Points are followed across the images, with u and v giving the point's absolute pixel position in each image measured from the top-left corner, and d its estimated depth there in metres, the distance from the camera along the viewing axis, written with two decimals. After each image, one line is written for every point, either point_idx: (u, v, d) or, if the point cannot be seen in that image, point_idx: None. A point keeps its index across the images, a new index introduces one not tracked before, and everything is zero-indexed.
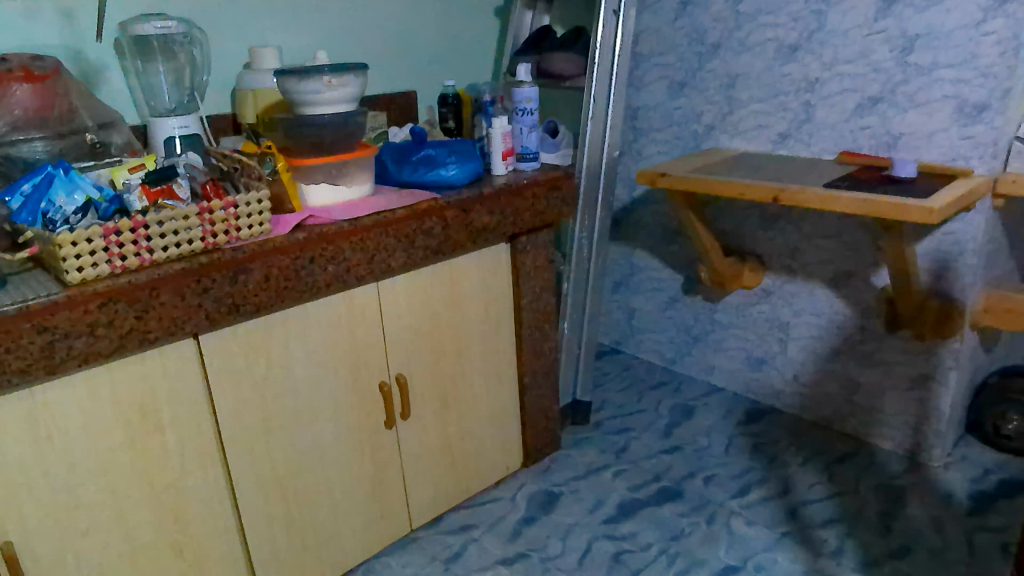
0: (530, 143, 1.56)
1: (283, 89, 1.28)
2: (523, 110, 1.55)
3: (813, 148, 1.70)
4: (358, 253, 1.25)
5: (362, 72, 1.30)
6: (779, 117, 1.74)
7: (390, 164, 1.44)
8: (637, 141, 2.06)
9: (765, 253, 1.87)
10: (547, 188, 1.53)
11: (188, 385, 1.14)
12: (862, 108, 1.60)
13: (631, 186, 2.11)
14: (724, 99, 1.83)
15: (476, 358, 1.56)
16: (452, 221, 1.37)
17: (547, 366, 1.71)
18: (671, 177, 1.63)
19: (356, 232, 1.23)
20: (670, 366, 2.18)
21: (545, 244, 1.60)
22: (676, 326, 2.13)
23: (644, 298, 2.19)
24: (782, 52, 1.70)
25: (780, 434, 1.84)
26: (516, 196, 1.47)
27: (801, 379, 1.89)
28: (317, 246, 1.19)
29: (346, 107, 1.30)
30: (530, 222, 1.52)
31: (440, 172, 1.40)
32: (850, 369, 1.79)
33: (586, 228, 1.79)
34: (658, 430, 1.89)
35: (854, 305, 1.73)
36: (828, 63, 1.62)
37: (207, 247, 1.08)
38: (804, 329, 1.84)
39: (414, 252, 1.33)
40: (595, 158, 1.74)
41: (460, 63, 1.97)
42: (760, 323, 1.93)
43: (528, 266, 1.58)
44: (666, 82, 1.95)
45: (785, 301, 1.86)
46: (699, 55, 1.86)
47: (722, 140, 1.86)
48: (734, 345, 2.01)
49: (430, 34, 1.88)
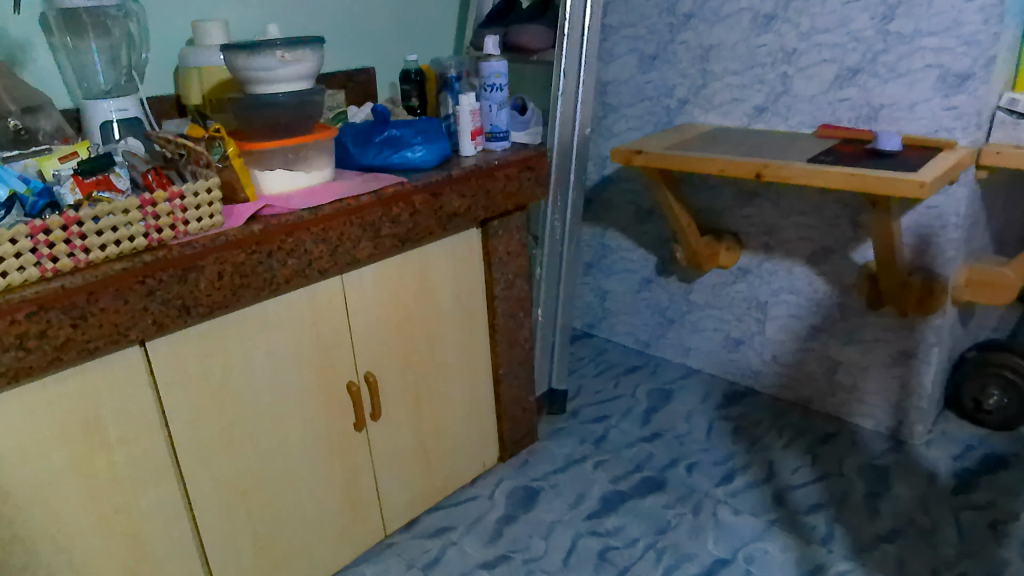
0: (500, 122, 1.46)
1: (232, 66, 1.15)
2: (491, 86, 1.44)
3: (790, 122, 1.64)
4: (319, 244, 1.15)
5: (318, 45, 1.18)
6: (755, 89, 1.68)
7: (351, 146, 1.33)
8: (607, 118, 1.98)
9: (741, 231, 1.81)
10: (519, 168, 1.44)
11: (137, 397, 1.03)
12: (841, 79, 1.54)
13: (602, 165, 2.03)
14: (698, 72, 1.76)
15: (449, 351, 1.47)
16: (421, 206, 1.28)
17: (522, 355, 1.64)
18: (648, 154, 1.55)
19: (319, 222, 1.14)
20: (645, 348, 2.13)
21: (518, 228, 1.52)
22: (651, 307, 2.07)
23: (616, 280, 2.12)
24: (757, 22, 1.63)
25: (761, 416, 1.80)
26: (488, 178, 1.38)
27: (779, 360, 1.85)
28: (274, 240, 1.09)
29: (302, 85, 1.18)
30: (502, 205, 1.43)
31: (406, 154, 1.31)
32: (829, 348, 1.75)
33: (559, 210, 1.72)
34: (636, 416, 1.83)
35: (833, 283, 1.69)
36: (806, 32, 1.56)
37: (152, 243, 0.98)
38: (782, 308, 1.80)
39: (381, 242, 1.24)
40: (567, 135, 1.67)
41: (419, 38, 1.86)
42: (737, 302, 1.88)
43: (500, 251, 1.50)
44: (637, 55, 1.86)
45: (763, 280, 1.81)
46: (671, 27, 1.78)
47: (696, 114, 1.79)
48: (711, 326, 1.96)
49: (387, 7, 1.77)
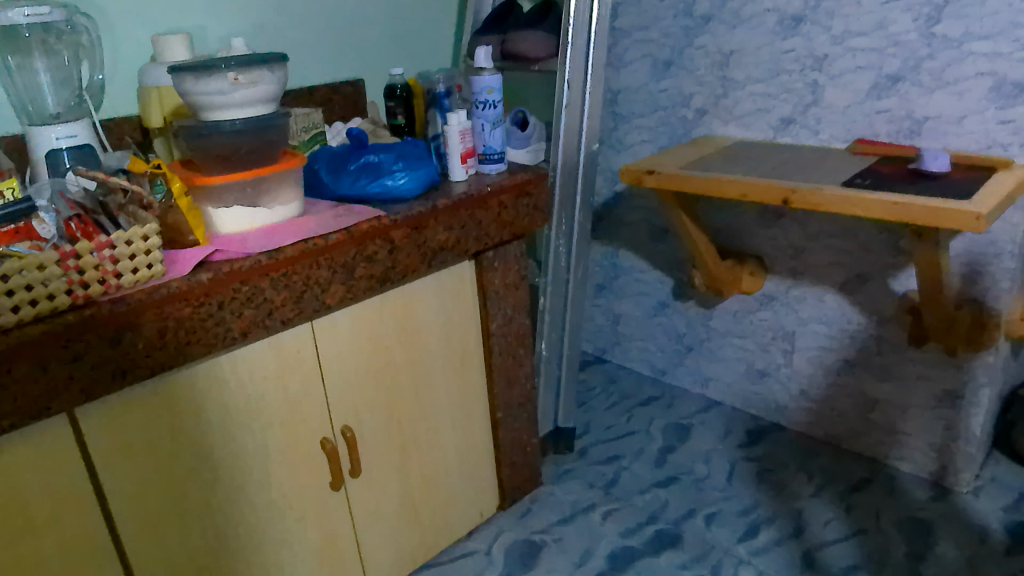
0: (494, 142, 1.30)
1: (180, 91, 1.02)
2: (483, 102, 1.29)
3: (821, 135, 1.47)
4: (281, 291, 1.01)
5: (279, 63, 1.05)
6: (780, 99, 1.51)
7: (324, 174, 1.19)
8: (617, 129, 1.81)
9: (765, 253, 1.64)
10: (515, 193, 1.29)
11: (68, 473, 0.91)
12: (879, 88, 1.37)
13: (613, 180, 1.87)
14: (717, 80, 1.59)
15: (439, 397, 1.33)
16: (401, 241, 1.13)
17: (523, 396, 1.49)
18: (660, 174, 1.39)
19: (278, 267, 1.00)
20: (661, 376, 1.97)
21: (516, 259, 1.37)
22: (667, 333, 1.91)
23: (629, 303, 1.96)
24: (784, 24, 1.46)
25: (787, 457, 1.64)
26: (479, 206, 1.24)
27: (808, 395, 1.69)
28: (225, 289, 0.96)
29: (262, 109, 1.05)
30: (496, 235, 1.29)
31: (386, 182, 1.16)
32: (864, 384, 1.58)
33: (564, 235, 1.55)
34: (650, 456, 1.68)
35: (869, 313, 1.52)
36: (838, 36, 1.39)
37: (78, 301, 0.85)
38: (811, 339, 1.63)
39: (353, 284, 1.10)
40: (571, 153, 1.52)
41: (411, 46, 1.72)
42: (761, 331, 1.71)
43: (496, 284, 1.35)
44: (650, 60, 1.70)
45: (790, 308, 1.64)
46: (686, 30, 1.61)
47: (715, 126, 1.63)
48: (732, 355, 1.79)
49: (373, 14, 1.63)
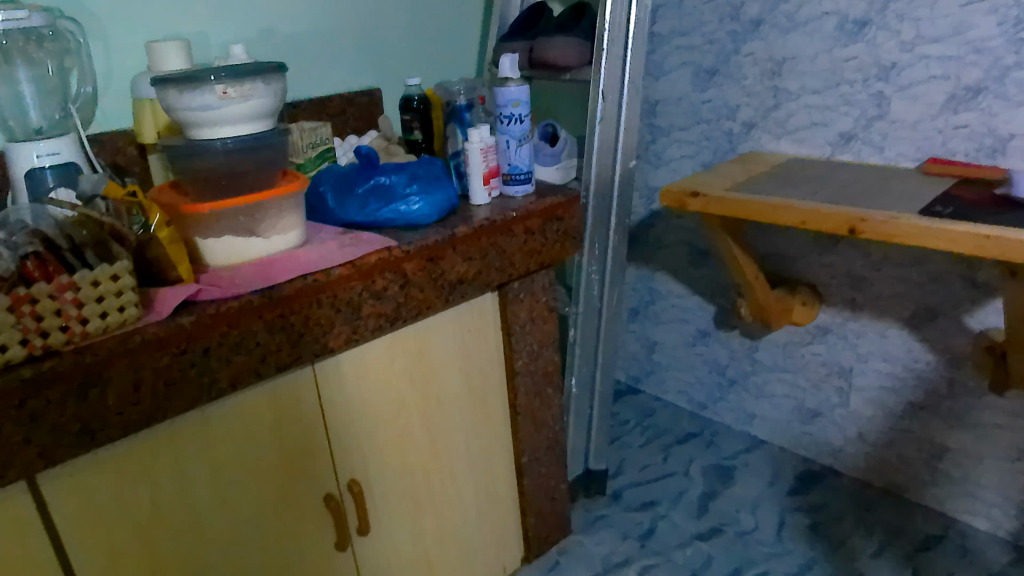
0: (521, 160, 1.16)
1: (165, 106, 0.91)
2: (508, 117, 1.15)
3: (886, 153, 1.32)
4: (276, 334, 0.89)
5: (275, 75, 0.93)
6: (840, 113, 1.36)
7: (329, 198, 1.07)
8: (654, 143, 1.66)
9: (820, 281, 1.49)
10: (543, 218, 1.16)
11: (27, 548, 0.79)
12: (957, 101, 1.22)
13: (649, 198, 1.72)
14: (767, 90, 1.44)
15: (458, 444, 1.20)
16: (414, 275, 1.01)
17: (550, 438, 1.35)
18: (706, 198, 1.25)
19: (273, 307, 0.87)
20: (700, 411, 1.82)
21: (544, 289, 1.24)
22: (707, 365, 1.76)
23: (665, 330, 1.81)
24: (845, 28, 1.31)
25: (844, 508, 1.48)
26: (503, 233, 1.10)
27: (866, 438, 1.53)
28: (211, 336, 0.83)
29: (256, 127, 0.94)
30: (522, 265, 1.15)
31: (398, 207, 1.04)
32: (932, 429, 1.42)
33: (598, 261, 1.42)
34: (690, 503, 1.53)
35: (940, 352, 1.37)
36: (909, 42, 1.24)
37: (36, 352, 0.73)
38: (871, 378, 1.48)
39: (360, 323, 0.97)
40: (606, 171, 1.38)
41: (430, 54, 1.60)
42: (813, 366, 1.56)
43: (522, 318, 1.22)
44: (692, 68, 1.55)
45: (847, 343, 1.49)
46: (733, 35, 1.46)
47: (764, 141, 1.48)
48: (781, 392, 1.64)
49: (389, 19, 1.51)
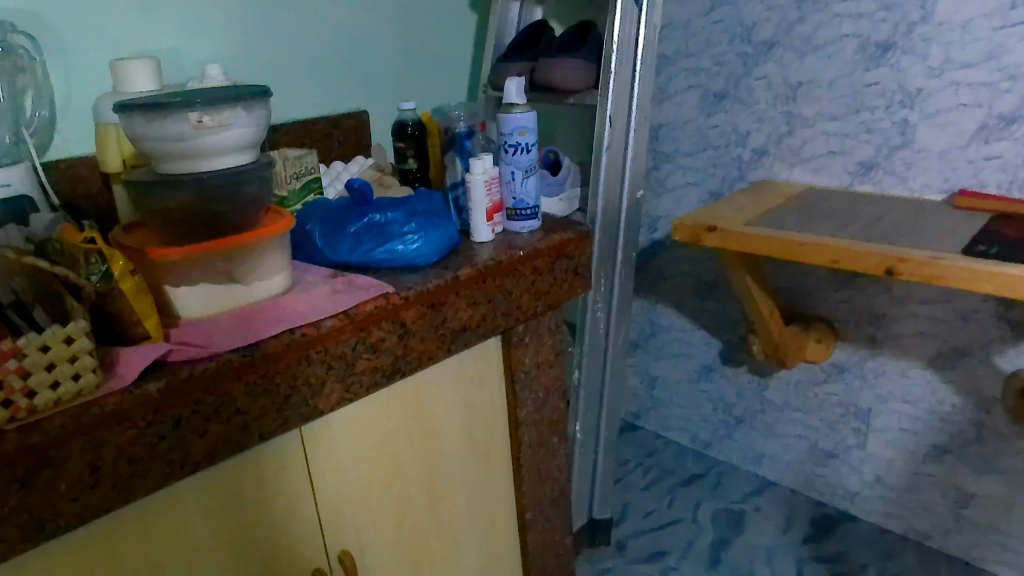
0: (527, 193, 1.06)
1: (131, 135, 0.80)
2: (514, 146, 1.05)
3: (910, 183, 1.25)
4: (259, 398, 0.77)
5: (258, 101, 0.82)
6: (860, 140, 1.28)
7: (317, 236, 0.95)
8: (658, 169, 1.58)
9: (836, 317, 1.41)
10: (552, 256, 1.06)
11: None
12: (989, 130, 1.15)
13: (652, 226, 1.63)
14: (781, 115, 1.36)
15: (457, 503, 1.09)
16: (413, 323, 0.90)
17: (555, 491, 1.24)
18: (724, 232, 1.16)
19: (255, 367, 0.76)
20: (704, 450, 1.72)
21: (550, 331, 1.13)
22: (712, 402, 1.67)
23: (667, 365, 1.72)
24: (867, 52, 1.23)
25: (865, 558, 1.39)
26: (510, 274, 1.00)
27: (885, 482, 1.45)
28: (184, 404, 0.71)
29: (235, 159, 0.83)
30: (530, 308, 1.05)
31: (395, 247, 0.93)
32: (957, 475, 1.34)
33: (603, 297, 1.32)
34: (701, 553, 1.43)
35: (967, 393, 1.29)
36: (937, 67, 1.17)
37: None
38: (891, 420, 1.40)
39: (353, 381, 0.85)
40: (613, 202, 1.29)
41: (420, 74, 1.50)
42: (828, 407, 1.48)
43: (527, 364, 1.11)
44: (698, 92, 1.46)
45: (865, 382, 1.41)
46: (744, 58, 1.38)
47: (777, 169, 1.40)
48: (792, 432, 1.55)
49: (378, 37, 1.41)
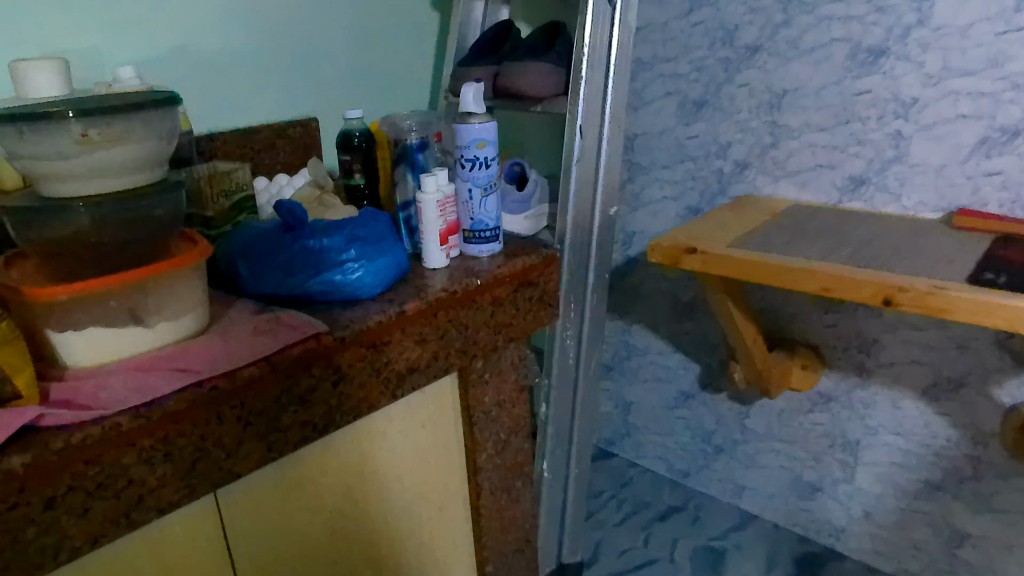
0: (487, 214, 0.95)
1: (6, 153, 0.66)
2: (472, 160, 0.93)
3: (904, 201, 1.15)
4: (159, 465, 0.65)
5: (162, 104, 0.69)
6: (850, 154, 1.18)
7: (244, 266, 0.84)
8: (633, 182, 1.47)
9: (822, 343, 1.31)
10: (514, 284, 0.95)
11: None
12: (990, 144, 1.05)
13: (627, 242, 1.52)
14: (764, 126, 1.26)
15: (407, 560, 0.97)
16: (350, 368, 0.78)
17: (519, 538, 1.13)
18: (705, 254, 1.05)
19: (152, 431, 0.64)
20: (682, 480, 1.62)
21: (513, 366, 1.02)
22: (690, 430, 1.57)
23: (643, 390, 1.61)
24: (858, 58, 1.13)
25: None
26: (465, 306, 0.88)
27: (874, 518, 1.35)
28: (60, 479, 0.59)
29: (139, 176, 0.70)
30: (489, 342, 0.94)
31: (331, 277, 0.81)
32: (951, 513, 1.25)
33: (574, 324, 1.20)
34: None
35: (963, 426, 1.19)
36: (934, 75, 1.07)
37: None
38: (881, 453, 1.30)
39: (278, 437, 0.74)
40: (584, 220, 1.18)
41: (375, 77, 1.38)
42: (814, 437, 1.38)
43: (488, 403, 1.00)
44: (676, 99, 1.35)
45: (854, 413, 1.31)
46: (725, 63, 1.27)
47: (760, 183, 1.30)
48: (775, 463, 1.45)
49: (326, 38, 1.29)
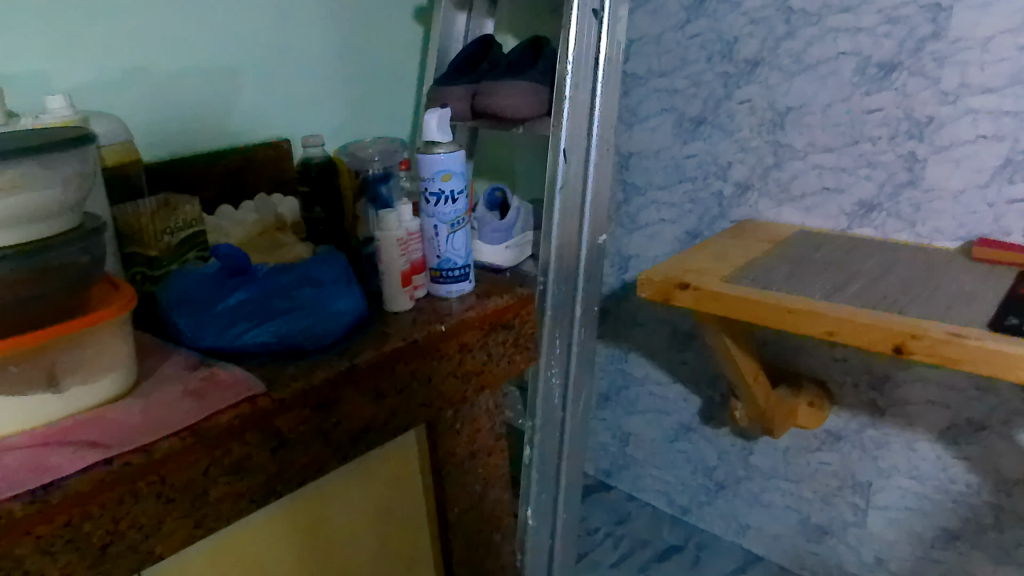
0: (455, 251, 0.87)
1: None
2: (437, 194, 0.84)
3: (919, 228, 1.06)
4: (63, 552, 0.58)
5: (66, 150, 0.61)
6: (859, 177, 1.09)
7: (178, 317, 0.74)
8: (628, 203, 1.38)
9: (830, 378, 1.22)
10: (484, 329, 0.87)
11: None
12: (1014, 168, 0.96)
13: (623, 266, 1.43)
14: (767, 145, 1.17)
15: None
16: (292, 432, 0.71)
17: None
18: (697, 291, 0.96)
19: (52, 517, 0.57)
20: (683, 516, 1.53)
21: (487, 414, 0.95)
22: (691, 465, 1.47)
23: (641, 421, 1.52)
24: (867, 73, 1.04)
25: None
26: (427, 357, 0.81)
27: (887, 565, 1.26)
28: None
29: (37, 230, 0.62)
30: (456, 393, 0.86)
31: (275, 328, 0.73)
32: (971, 564, 1.15)
33: (561, 361, 1.12)
34: None
35: (983, 472, 1.10)
36: (951, 92, 0.98)
37: None
38: (894, 498, 1.20)
39: (206, 513, 0.67)
40: (570, 250, 1.09)
41: (353, 94, 1.30)
42: (822, 478, 1.28)
43: (460, 455, 0.93)
44: (672, 116, 1.26)
45: (864, 454, 1.22)
46: (724, 78, 1.18)
47: (762, 207, 1.20)
48: (781, 503, 1.36)
49: (301, 54, 1.20)
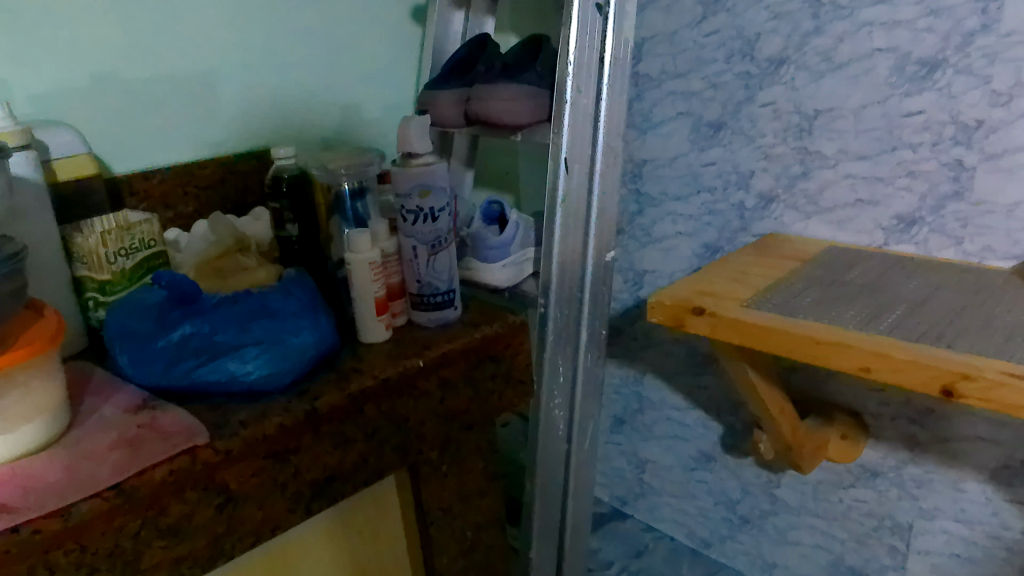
0: (437, 275, 0.78)
1: None
2: (414, 212, 0.75)
3: (965, 244, 0.94)
4: None
5: None
6: (897, 188, 0.98)
7: (121, 350, 0.68)
8: (642, 215, 1.27)
9: (864, 409, 1.10)
10: (468, 362, 0.79)
11: None
12: None
13: (637, 282, 1.33)
14: (793, 152, 1.06)
15: None
16: (240, 486, 0.64)
17: None
18: (713, 317, 0.85)
19: None
20: (703, 550, 1.41)
21: (477, 454, 0.86)
22: (712, 496, 1.36)
23: (658, 447, 1.41)
24: (906, 72, 0.93)
25: None
26: (400, 396, 0.73)
27: None
28: None
29: None
30: (435, 434, 0.78)
31: (225, 366, 0.66)
32: None
33: (563, 391, 1.03)
34: None
35: None
36: (1003, 92, 0.87)
37: None
38: (938, 542, 1.09)
39: None
40: (574, 269, 0.99)
41: (345, 100, 1.21)
42: (855, 516, 1.17)
43: (446, 500, 0.84)
44: (689, 121, 1.16)
45: (903, 492, 1.10)
46: (746, 79, 1.08)
47: (788, 220, 1.09)
48: (811, 542, 1.24)
49: (288, 58, 1.12)
